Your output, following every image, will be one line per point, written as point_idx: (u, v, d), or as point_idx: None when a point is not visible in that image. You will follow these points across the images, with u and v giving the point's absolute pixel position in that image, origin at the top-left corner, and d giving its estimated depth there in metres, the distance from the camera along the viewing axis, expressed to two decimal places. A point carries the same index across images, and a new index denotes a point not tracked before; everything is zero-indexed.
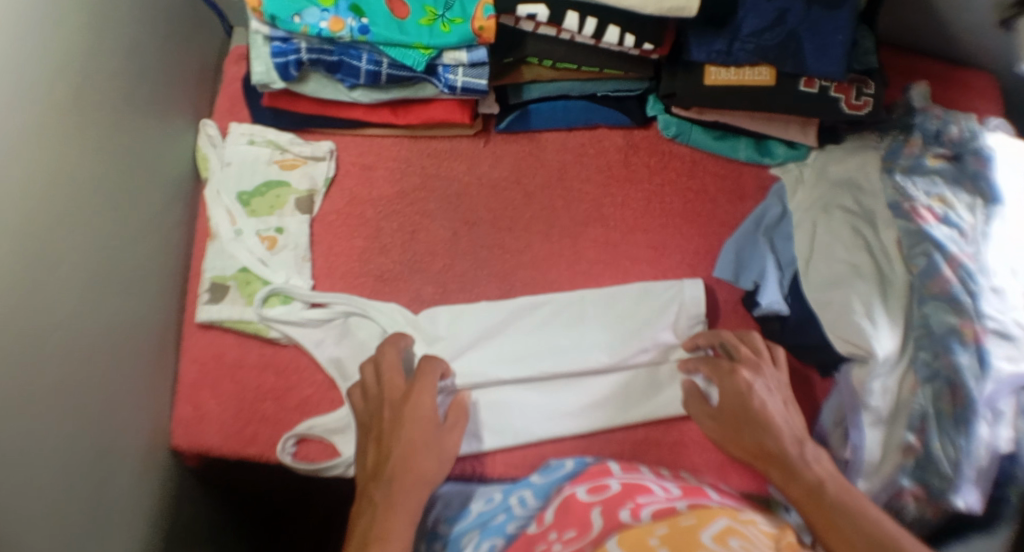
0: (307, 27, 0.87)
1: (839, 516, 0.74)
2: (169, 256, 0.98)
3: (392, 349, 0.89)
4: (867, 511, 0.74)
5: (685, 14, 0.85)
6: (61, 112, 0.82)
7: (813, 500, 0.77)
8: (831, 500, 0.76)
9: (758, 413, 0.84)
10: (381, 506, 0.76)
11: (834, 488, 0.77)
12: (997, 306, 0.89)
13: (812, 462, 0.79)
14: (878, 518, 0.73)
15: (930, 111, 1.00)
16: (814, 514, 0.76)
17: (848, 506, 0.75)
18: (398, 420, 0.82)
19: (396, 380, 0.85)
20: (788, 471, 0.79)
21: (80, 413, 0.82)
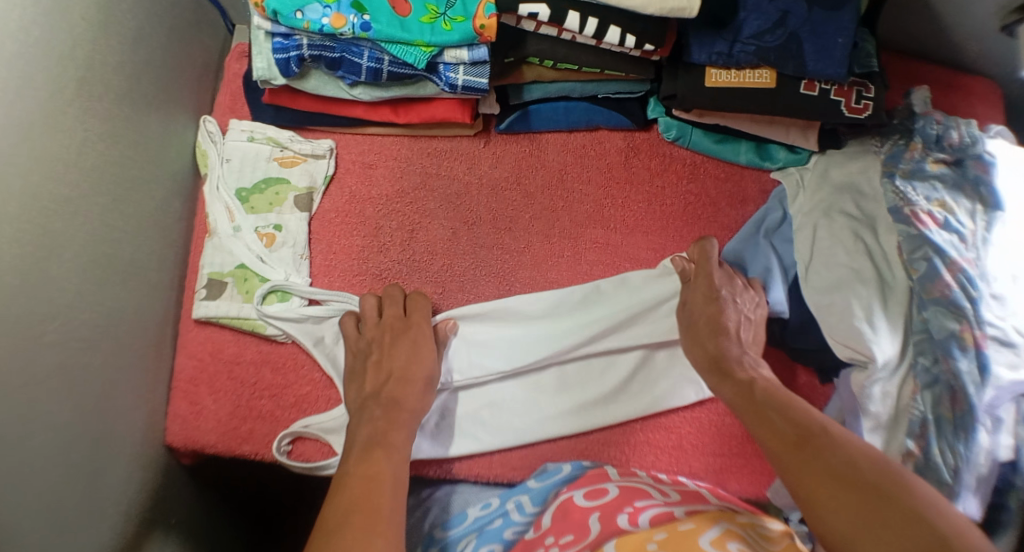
0: (309, 23, 0.87)
1: (814, 446, 0.75)
2: (168, 251, 0.98)
3: (394, 285, 0.96)
4: (796, 403, 0.81)
5: (687, 15, 0.85)
6: (63, 102, 0.82)
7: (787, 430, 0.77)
8: (764, 396, 0.82)
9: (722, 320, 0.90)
10: (379, 419, 0.84)
11: (765, 388, 0.83)
12: (997, 313, 0.89)
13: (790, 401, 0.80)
14: (806, 408, 0.80)
15: (931, 116, 0.99)
16: (781, 439, 0.77)
17: (778, 399, 0.81)
18: (395, 345, 0.90)
19: (395, 309, 0.94)
20: (727, 376, 0.86)
21: (74, 406, 0.82)
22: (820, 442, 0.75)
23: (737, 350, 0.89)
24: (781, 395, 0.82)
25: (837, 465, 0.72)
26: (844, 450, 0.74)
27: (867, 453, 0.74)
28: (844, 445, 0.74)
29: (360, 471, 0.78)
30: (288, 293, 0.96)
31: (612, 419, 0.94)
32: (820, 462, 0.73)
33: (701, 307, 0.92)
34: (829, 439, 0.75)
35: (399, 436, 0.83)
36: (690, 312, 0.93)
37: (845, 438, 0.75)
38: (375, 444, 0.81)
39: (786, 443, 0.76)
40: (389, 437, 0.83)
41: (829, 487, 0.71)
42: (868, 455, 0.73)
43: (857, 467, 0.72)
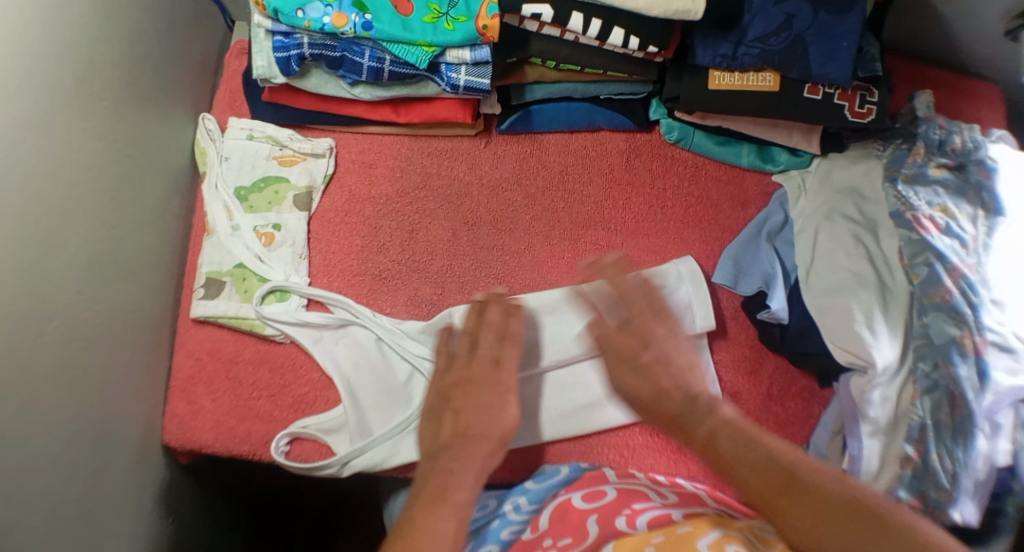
0: (310, 22, 0.87)
1: (794, 497, 0.73)
2: (167, 249, 0.97)
3: (494, 306, 0.93)
4: (769, 442, 0.78)
5: (691, 17, 0.85)
6: (63, 99, 0.82)
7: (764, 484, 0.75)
8: (731, 439, 0.80)
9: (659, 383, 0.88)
10: (448, 471, 0.82)
11: (727, 432, 0.80)
12: (997, 318, 0.88)
13: (750, 445, 0.78)
14: (765, 445, 0.78)
15: (934, 120, 0.99)
16: (761, 496, 0.75)
17: (747, 441, 0.79)
18: (481, 395, 0.88)
19: (489, 352, 0.91)
20: (690, 429, 0.83)
21: (72, 406, 0.81)
22: (804, 490, 0.74)
23: (683, 399, 0.86)
24: (744, 435, 0.79)
25: (827, 514, 0.71)
26: (821, 492, 0.73)
27: (842, 488, 0.73)
28: (829, 488, 0.73)
29: (431, 524, 0.77)
30: (286, 292, 0.95)
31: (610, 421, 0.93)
32: (810, 513, 0.72)
33: (634, 380, 0.89)
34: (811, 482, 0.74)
35: (461, 494, 0.80)
36: (624, 386, 0.90)
37: (829, 481, 0.74)
38: (441, 494, 0.80)
39: (769, 493, 0.75)
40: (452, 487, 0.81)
41: (823, 533, 0.71)
42: (841, 490, 0.73)
43: (847, 513, 0.71)
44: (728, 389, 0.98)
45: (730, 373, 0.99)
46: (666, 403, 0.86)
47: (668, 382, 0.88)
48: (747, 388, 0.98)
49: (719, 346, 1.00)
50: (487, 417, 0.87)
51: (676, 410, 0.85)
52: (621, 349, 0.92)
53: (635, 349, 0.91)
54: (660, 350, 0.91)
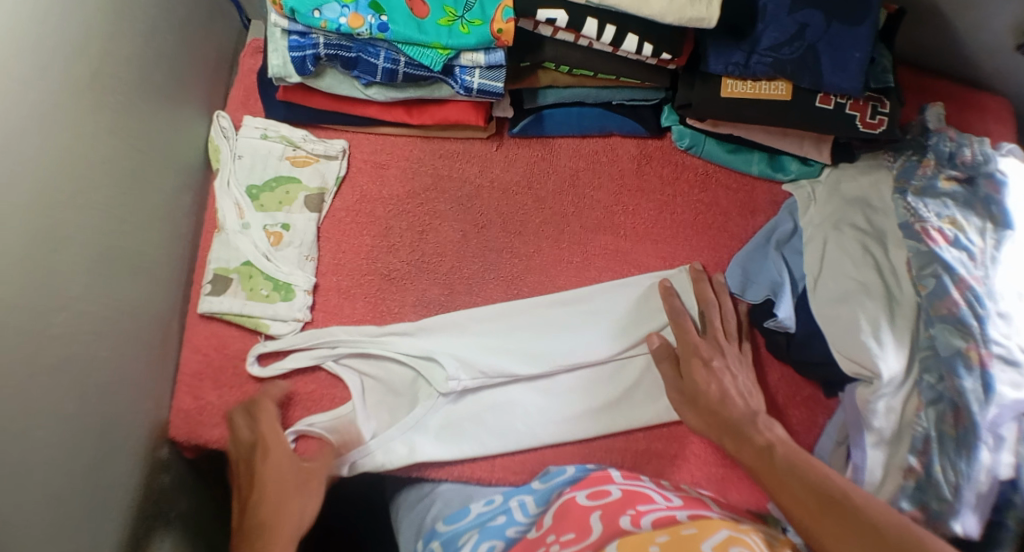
0: (327, 23, 0.87)
1: (841, 513, 0.73)
2: (178, 243, 0.98)
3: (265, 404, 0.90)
4: (821, 470, 0.79)
5: (705, 25, 0.85)
6: (78, 93, 0.82)
7: (814, 502, 0.76)
8: (784, 460, 0.81)
9: (722, 388, 0.90)
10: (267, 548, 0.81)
11: (784, 451, 0.82)
12: (1003, 331, 0.88)
13: (808, 468, 0.79)
14: (824, 473, 0.79)
15: (944, 132, 1.00)
16: (807, 512, 0.75)
17: (800, 462, 0.80)
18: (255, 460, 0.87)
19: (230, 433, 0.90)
20: (744, 438, 0.85)
21: (81, 399, 0.82)
22: (848, 508, 0.74)
23: (745, 409, 0.88)
24: (800, 458, 0.81)
25: (867, 533, 0.71)
26: (869, 516, 0.73)
27: (889, 518, 0.73)
28: (872, 510, 0.73)
29: None
30: (292, 292, 0.96)
31: (612, 425, 0.94)
32: (852, 530, 0.72)
33: (703, 380, 0.91)
34: (857, 501, 0.74)
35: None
36: (684, 384, 0.92)
37: (871, 504, 0.74)
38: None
39: (813, 511, 0.75)
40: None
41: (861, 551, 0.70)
42: (888, 520, 0.72)
43: (884, 534, 0.71)
44: None
45: None
46: (722, 412, 0.88)
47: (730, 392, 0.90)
48: None
49: None
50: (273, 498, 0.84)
51: (732, 417, 0.88)
52: (697, 349, 0.93)
53: (706, 353, 0.93)
54: (727, 362, 0.93)
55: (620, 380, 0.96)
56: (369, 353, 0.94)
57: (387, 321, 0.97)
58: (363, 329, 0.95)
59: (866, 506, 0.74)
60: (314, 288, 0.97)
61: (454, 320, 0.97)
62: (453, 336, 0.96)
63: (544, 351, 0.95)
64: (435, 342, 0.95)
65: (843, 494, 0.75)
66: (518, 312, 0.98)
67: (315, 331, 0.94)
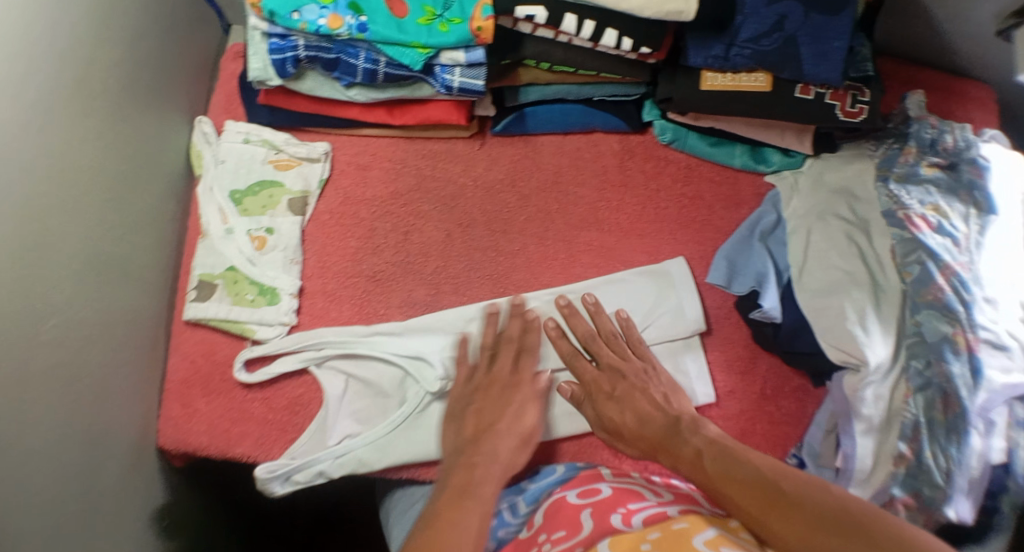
0: (306, 24, 0.87)
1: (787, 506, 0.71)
2: (162, 250, 0.97)
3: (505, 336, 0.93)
4: (757, 461, 0.77)
5: (684, 18, 0.85)
6: (61, 100, 0.82)
7: (759, 502, 0.73)
8: (716, 461, 0.79)
9: (638, 407, 0.89)
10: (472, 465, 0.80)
11: (713, 452, 0.80)
12: (990, 316, 0.89)
13: (744, 463, 0.77)
14: (755, 465, 0.76)
15: (926, 119, 1.00)
16: (754, 512, 0.72)
17: (731, 458, 0.78)
18: (503, 404, 0.88)
19: (507, 365, 0.91)
20: (675, 451, 0.83)
21: (69, 407, 0.81)
22: (789, 497, 0.72)
23: (668, 422, 0.86)
24: (732, 453, 0.79)
25: (812, 517, 0.69)
26: (816, 500, 0.71)
27: (833, 499, 0.70)
28: (813, 494, 0.71)
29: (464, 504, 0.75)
30: (277, 296, 0.95)
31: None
32: (795, 518, 0.70)
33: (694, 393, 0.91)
34: (795, 488, 0.73)
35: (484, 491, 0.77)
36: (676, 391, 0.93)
37: (811, 489, 0.72)
38: (462, 495, 0.76)
39: (753, 506, 0.73)
40: (474, 485, 0.77)
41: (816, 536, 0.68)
42: (835, 501, 0.70)
43: (827, 515, 0.69)
44: (722, 389, 0.99)
45: (724, 373, 1.00)
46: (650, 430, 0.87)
47: (651, 408, 0.88)
48: (741, 387, 0.99)
49: (711, 347, 1.01)
50: (509, 419, 0.87)
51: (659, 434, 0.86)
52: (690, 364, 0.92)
53: None
54: (644, 378, 0.92)
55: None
56: (355, 355, 0.94)
57: (374, 322, 0.97)
58: (350, 329, 0.95)
59: (805, 490, 0.72)
60: (300, 291, 0.97)
61: (442, 319, 0.97)
62: (442, 337, 0.95)
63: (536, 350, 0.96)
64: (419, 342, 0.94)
65: (780, 483, 0.73)
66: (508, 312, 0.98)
67: (302, 334, 0.94)
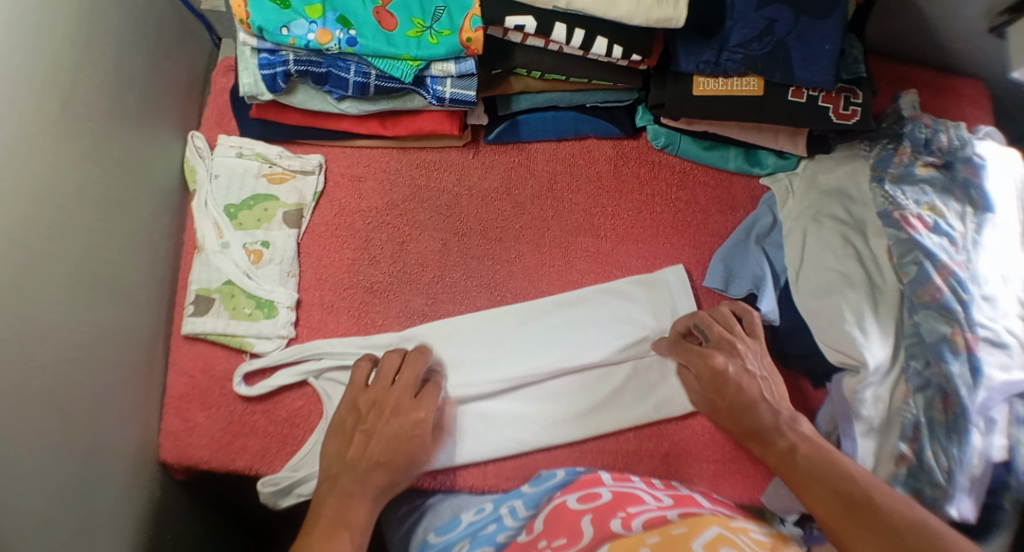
0: (295, 39, 0.87)
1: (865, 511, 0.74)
2: (158, 266, 0.98)
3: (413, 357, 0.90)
4: (843, 465, 0.79)
5: (673, 24, 0.85)
6: (49, 122, 0.82)
7: (840, 504, 0.75)
8: (802, 458, 0.81)
9: (743, 387, 0.87)
10: (348, 495, 0.82)
11: (808, 451, 0.81)
12: (989, 314, 0.89)
13: (840, 462, 0.79)
14: (849, 468, 0.78)
15: (919, 119, 0.99)
16: (831, 516, 0.75)
17: (821, 460, 0.80)
18: (388, 428, 0.85)
19: (409, 384, 0.88)
20: (768, 441, 0.84)
21: (67, 426, 0.82)
22: (868, 505, 0.74)
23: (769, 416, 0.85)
24: (822, 454, 0.81)
25: (888, 531, 0.71)
26: (894, 513, 0.73)
27: (912, 517, 0.72)
28: (893, 508, 0.73)
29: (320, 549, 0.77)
30: (274, 309, 0.96)
31: (601, 426, 0.94)
32: (873, 532, 0.72)
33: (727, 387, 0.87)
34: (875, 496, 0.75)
35: (359, 515, 0.81)
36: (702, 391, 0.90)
37: (891, 500, 0.74)
38: (338, 522, 0.80)
39: (832, 511, 0.75)
40: (349, 508, 0.81)
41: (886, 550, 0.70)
42: (912, 521, 0.72)
43: (900, 530, 0.71)
44: None
45: None
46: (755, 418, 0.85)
47: (754, 393, 0.87)
48: None
49: None
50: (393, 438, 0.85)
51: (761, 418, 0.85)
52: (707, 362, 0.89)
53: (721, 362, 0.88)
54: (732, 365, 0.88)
55: (605, 382, 0.96)
56: (352, 366, 0.95)
57: (372, 333, 0.97)
58: (348, 340, 0.95)
59: (887, 501, 0.74)
60: (297, 304, 0.97)
61: (439, 328, 0.97)
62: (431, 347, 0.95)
63: (532, 357, 0.96)
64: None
65: (863, 489, 0.76)
66: (504, 320, 0.98)
67: (300, 346, 0.95)
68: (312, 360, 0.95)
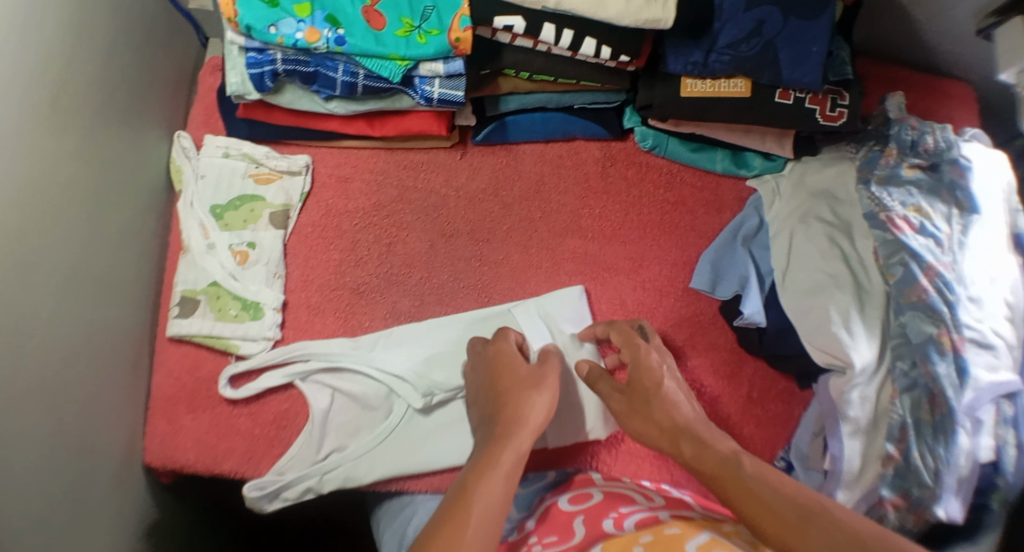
0: (284, 38, 0.87)
1: (748, 491, 0.71)
2: (144, 266, 0.97)
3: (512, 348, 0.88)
4: (780, 482, 0.72)
5: (662, 26, 0.86)
6: (35, 122, 0.81)
7: (728, 482, 0.73)
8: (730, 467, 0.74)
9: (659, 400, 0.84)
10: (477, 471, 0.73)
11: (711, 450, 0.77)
12: (975, 315, 0.89)
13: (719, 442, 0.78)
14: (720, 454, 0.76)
15: (906, 121, 1.00)
16: (728, 492, 0.73)
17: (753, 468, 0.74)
18: (509, 369, 0.85)
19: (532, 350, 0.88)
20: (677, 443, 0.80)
21: (52, 429, 0.81)
22: (809, 527, 0.67)
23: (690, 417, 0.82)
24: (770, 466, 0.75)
25: (790, 527, 0.67)
26: (775, 498, 0.70)
27: (792, 500, 0.70)
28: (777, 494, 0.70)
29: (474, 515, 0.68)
30: (261, 310, 0.95)
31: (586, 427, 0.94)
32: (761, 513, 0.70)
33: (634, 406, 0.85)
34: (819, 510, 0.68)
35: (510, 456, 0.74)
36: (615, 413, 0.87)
37: (775, 486, 0.71)
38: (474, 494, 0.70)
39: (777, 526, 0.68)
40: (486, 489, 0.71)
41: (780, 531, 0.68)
42: (794, 503, 0.69)
43: (781, 512, 0.69)
44: (709, 394, 0.98)
45: (711, 376, 0.99)
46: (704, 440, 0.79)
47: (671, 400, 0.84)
48: (728, 390, 0.99)
49: (696, 353, 1.00)
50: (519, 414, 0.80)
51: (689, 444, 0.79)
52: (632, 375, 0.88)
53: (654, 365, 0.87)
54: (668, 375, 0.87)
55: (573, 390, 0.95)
56: (339, 367, 0.94)
57: (359, 335, 0.97)
58: (335, 341, 0.95)
59: (837, 514, 0.68)
60: (283, 305, 0.97)
61: (425, 331, 0.97)
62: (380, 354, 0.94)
63: None
64: (403, 359, 0.94)
65: (800, 511, 0.68)
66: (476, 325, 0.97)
67: (286, 347, 0.94)
68: (298, 361, 0.94)
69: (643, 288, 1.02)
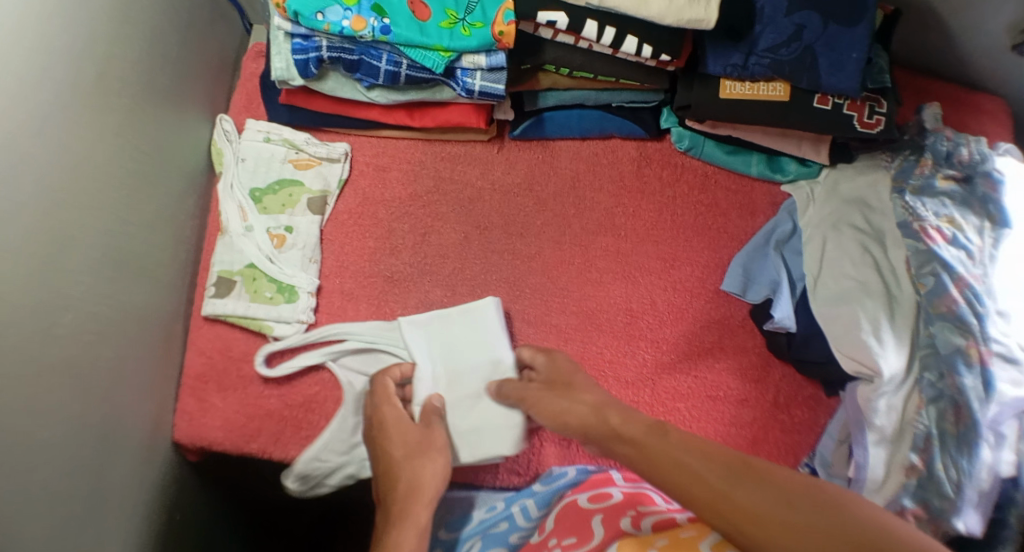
0: (329, 25, 0.88)
1: (677, 459, 0.71)
2: (181, 246, 0.99)
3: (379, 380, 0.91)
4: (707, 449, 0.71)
5: (704, 26, 0.86)
6: (82, 98, 0.83)
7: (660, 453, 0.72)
8: (662, 452, 0.72)
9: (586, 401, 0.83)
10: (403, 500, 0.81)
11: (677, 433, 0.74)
12: (1001, 329, 0.88)
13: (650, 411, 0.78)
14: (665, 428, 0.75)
15: (942, 132, 1.00)
16: (653, 464, 0.72)
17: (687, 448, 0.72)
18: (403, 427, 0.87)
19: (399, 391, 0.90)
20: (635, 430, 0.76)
21: (86, 400, 0.82)
22: (734, 485, 0.67)
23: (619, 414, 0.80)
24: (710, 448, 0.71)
25: (710, 483, 0.68)
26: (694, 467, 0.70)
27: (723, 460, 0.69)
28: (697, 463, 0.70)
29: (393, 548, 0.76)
30: (295, 293, 0.97)
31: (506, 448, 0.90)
32: (687, 475, 0.69)
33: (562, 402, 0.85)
34: (757, 510, 0.64)
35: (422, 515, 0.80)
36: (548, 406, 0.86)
37: (701, 455, 0.71)
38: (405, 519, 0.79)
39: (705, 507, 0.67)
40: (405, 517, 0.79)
41: (705, 491, 0.67)
42: (721, 460, 0.70)
43: (708, 476, 0.68)
44: (735, 396, 0.98)
45: (737, 379, 0.99)
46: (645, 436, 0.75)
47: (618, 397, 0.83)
48: (755, 394, 0.99)
49: (726, 354, 1.00)
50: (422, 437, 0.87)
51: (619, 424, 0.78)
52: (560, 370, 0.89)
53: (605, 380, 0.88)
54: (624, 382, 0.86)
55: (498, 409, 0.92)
56: (372, 350, 0.95)
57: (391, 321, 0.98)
58: (371, 324, 0.96)
59: (750, 493, 0.66)
60: (317, 289, 0.98)
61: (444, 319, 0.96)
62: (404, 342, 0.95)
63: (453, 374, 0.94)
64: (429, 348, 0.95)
65: (729, 468, 0.68)
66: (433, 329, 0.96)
67: (322, 328, 0.95)
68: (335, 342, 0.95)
69: (673, 288, 1.03)
